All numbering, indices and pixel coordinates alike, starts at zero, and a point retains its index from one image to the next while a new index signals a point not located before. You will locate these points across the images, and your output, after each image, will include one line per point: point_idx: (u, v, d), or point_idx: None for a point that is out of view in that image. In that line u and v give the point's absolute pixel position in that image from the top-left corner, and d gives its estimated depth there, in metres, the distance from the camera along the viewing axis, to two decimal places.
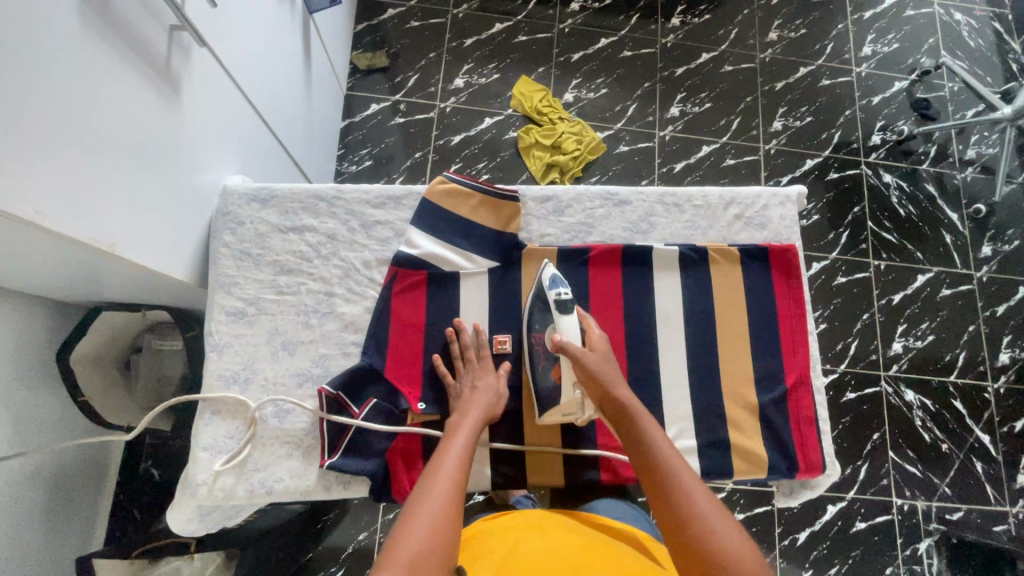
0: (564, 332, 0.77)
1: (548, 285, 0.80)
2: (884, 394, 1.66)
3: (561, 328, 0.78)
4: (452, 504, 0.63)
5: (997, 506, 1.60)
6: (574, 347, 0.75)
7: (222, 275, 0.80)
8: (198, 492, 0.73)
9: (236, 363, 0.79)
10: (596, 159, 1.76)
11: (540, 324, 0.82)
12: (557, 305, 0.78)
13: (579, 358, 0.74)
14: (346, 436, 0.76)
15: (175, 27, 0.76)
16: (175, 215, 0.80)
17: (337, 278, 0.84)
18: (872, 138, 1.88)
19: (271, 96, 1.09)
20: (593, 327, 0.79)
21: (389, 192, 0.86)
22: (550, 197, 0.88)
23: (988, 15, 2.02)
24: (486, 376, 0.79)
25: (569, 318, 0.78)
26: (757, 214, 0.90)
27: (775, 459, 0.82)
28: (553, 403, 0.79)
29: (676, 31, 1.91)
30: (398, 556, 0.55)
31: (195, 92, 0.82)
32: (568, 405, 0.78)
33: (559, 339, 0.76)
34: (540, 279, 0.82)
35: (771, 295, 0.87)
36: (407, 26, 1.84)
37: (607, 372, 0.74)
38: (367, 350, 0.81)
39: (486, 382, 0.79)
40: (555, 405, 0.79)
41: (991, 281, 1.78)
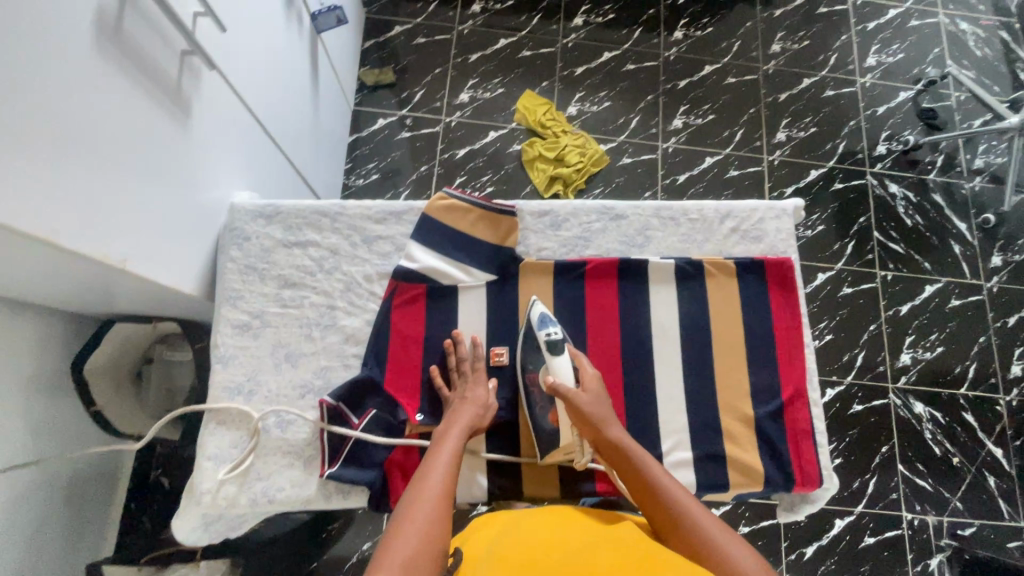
0: (557, 373, 0.79)
1: (537, 325, 0.82)
2: (893, 406, 1.64)
3: (554, 367, 0.79)
4: (440, 510, 0.64)
5: (1011, 521, 1.57)
6: (569, 390, 0.77)
7: (228, 288, 0.83)
8: (202, 500, 0.75)
9: (240, 374, 0.81)
10: (599, 171, 1.78)
11: (534, 365, 0.83)
12: (549, 346, 0.80)
13: (575, 403, 0.76)
14: (345, 447, 0.78)
15: (186, 51, 0.79)
16: (181, 231, 0.83)
17: (339, 291, 0.86)
18: (877, 149, 1.88)
19: (279, 113, 1.12)
20: (585, 364, 0.81)
21: (390, 208, 0.88)
22: (547, 212, 0.90)
23: (995, 24, 2.02)
24: (477, 389, 0.80)
25: (561, 358, 0.80)
26: (752, 227, 0.91)
27: (772, 472, 0.82)
28: (554, 445, 0.80)
29: (678, 44, 1.93)
30: (392, 561, 0.57)
31: (205, 112, 0.85)
32: (569, 448, 0.79)
33: (553, 381, 0.78)
34: (529, 319, 0.84)
35: (767, 307, 0.88)
36: (414, 42, 1.88)
37: (601, 413, 0.76)
38: (367, 362, 0.82)
39: (477, 393, 0.80)
40: (556, 448, 0.80)
41: (1001, 292, 1.76)
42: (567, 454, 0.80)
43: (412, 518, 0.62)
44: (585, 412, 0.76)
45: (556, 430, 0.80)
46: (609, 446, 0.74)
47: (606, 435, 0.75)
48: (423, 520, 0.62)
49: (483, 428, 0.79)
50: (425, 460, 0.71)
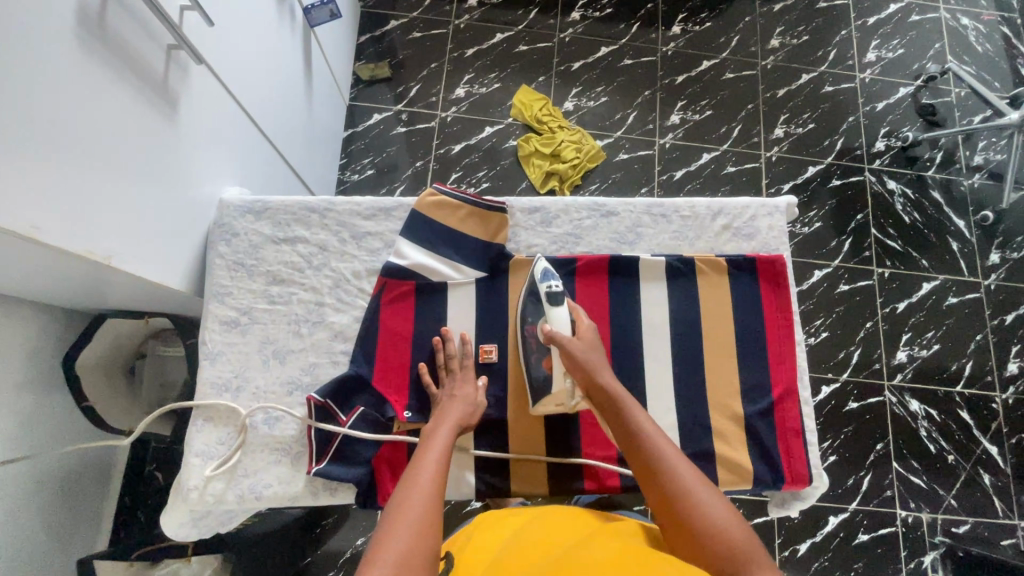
0: (554, 322, 0.79)
1: (539, 277, 0.83)
2: (888, 404, 1.64)
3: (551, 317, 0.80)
4: (431, 507, 0.63)
5: (1005, 520, 1.57)
6: (563, 337, 0.77)
7: (216, 284, 0.82)
8: (189, 497, 0.74)
9: (228, 370, 0.81)
10: (595, 167, 1.77)
11: (534, 316, 0.84)
12: (549, 298, 0.80)
13: (567, 348, 0.76)
14: (333, 444, 0.78)
15: (172, 46, 0.79)
16: (169, 227, 0.82)
17: (327, 287, 0.86)
18: (876, 145, 1.87)
19: (271, 108, 1.12)
20: (582, 319, 0.81)
21: (379, 204, 0.88)
22: (537, 208, 0.89)
23: (996, 20, 2.00)
24: (465, 387, 0.80)
25: (560, 309, 0.80)
26: (744, 224, 0.90)
27: (761, 470, 0.82)
28: (545, 393, 0.80)
29: (676, 39, 1.91)
30: (384, 558, 0.56)
31: (193, 107, 0.84)
32: (558, 394, 0.79)
33: (549, 329, 0.78)
34: (533, 273, 0.85)
35: (759, 305, 0.87)
36: (410, 36, 1.87)
37: (593, 360, 0.76)
38: (355, 359, 0.82)
39: (465, 391, 0.80)
40: (546, 395, 0.80)
41: (999, 289, 1.75)
42: (557, 402, 0.80)
43: (402, 518, 0.61)
44: (577, 358, 0.76)
45: (548, 377, 0.81)
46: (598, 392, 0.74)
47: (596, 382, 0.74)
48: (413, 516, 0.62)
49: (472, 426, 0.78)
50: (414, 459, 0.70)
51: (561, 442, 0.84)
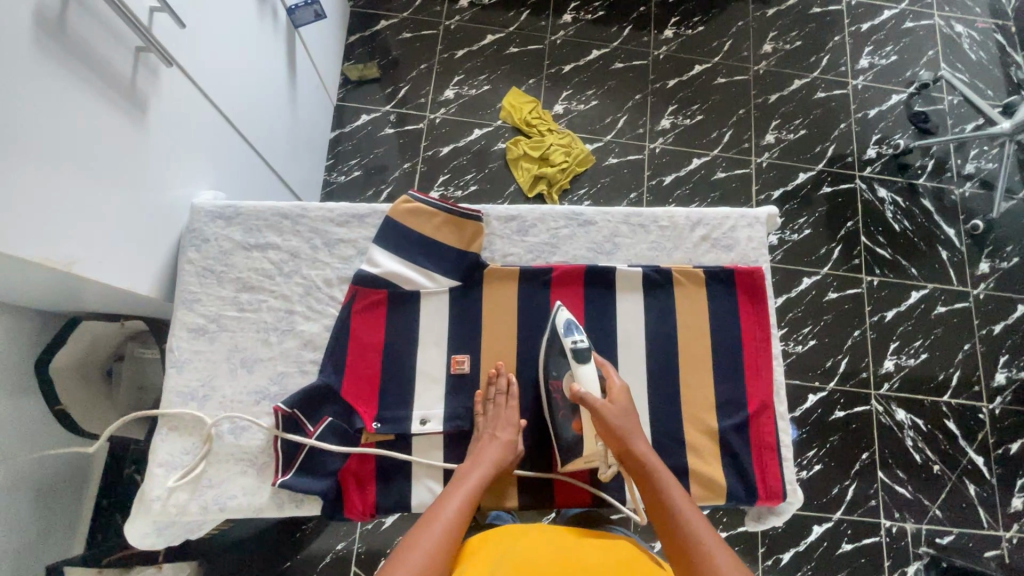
0: (583, 381, 0.76)
1: (562, 330, 0.80)
2: (875, 413, 1.63)
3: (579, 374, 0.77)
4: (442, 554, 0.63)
5: (990, 531, 1.56)
6: (593, 400, 0.74)
7: (184, 291, 0.81)
8: (151, 508, 0.73)
9: (194, 379, 0.79)
10: (585, 171, 1.75)
11: (557, 370, 0.81)
12: (576, 354, 0.77)
13: (598, 412, 0.74)
14: (300, 454, 0.77)
15: (141, 48, 0.77)
16: (137, 232, 0.81)
17: (298, 295, 0.84)
18: (867, 152, 1.86)
19: (251, 110, 1.10)
20: (612, 376, 0.79)
21: (352, 211, 0.87)
22: (514, 217, 0.88)
23: (991, 27, 1.99)
24: (506, 428, 0.78)
25: (587, 366, 0.77)
26: (723, 236, 0.89)
27: (735, 486, 0.81)
28: (576, 453, 0.79)
29: (668, 43, 1.90)
30: None
31: (164, 109, 0.83)
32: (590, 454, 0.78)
33: (577, 389, 0.75)
34: (554, 325, 0.81)
35: (736, 318, 0.86)
36: (400, 37, 1.85)
37: (625, 426, 0.74)
38: (324, 369, 0.81)
39: (505, 434, 0.77)
40: (577, 456, 0.78)
41: (988, 299, 1.74)
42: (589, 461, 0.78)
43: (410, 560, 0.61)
44: (607, 422, 0.74)
45: (578, 439, 0.79)
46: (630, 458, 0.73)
47: (627, 447, 0.73)
48: (426, 555, 0.62)
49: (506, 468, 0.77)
50: (444, 493, 0.71)
51: (535, 455, 0.84)
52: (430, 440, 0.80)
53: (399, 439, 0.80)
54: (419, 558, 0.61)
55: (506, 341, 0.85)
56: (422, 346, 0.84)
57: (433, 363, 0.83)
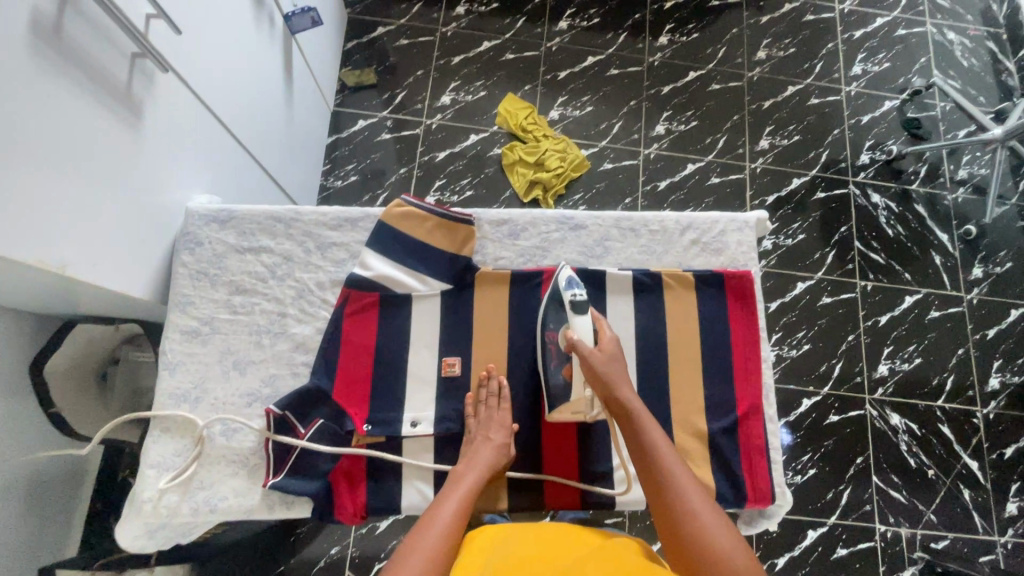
0: (577, 330, 0.77)
1: (562, 284, 0.81)
2: (869, 417, 1.64)
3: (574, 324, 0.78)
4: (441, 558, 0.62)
5: (985, 536, 1.56)
6: (585, 347, 0.75)
7: (178, 294, 0.82)
8: (142, 509, 0.74)
9: (187, 381, 0.80)
10: (580, 176, 1.77)
11: (554, 323, 0.82)
12: (573, 306, 0.78)
13: (588, 358, 0.74)
14: (291, 455, 0.77)
15: (137, 54, 0.79)
16: (132, 235, 0.82)
17: (291, 298, 0.85)
18: (861, 158, 1.87)
19: (248, 116, 1.12)
20: (605, 328, 0.79)
21: (346, 214, 0.87)
22: (505, 221, 0.89)
23: (983, 35, 2.01)
24: (500, 431, 0.78)
25: (583, 317, 0.78)
26: (713, 239, 0.90)
27: (724, 488, 0.81)
28: (563, 400, 0.79)
29: (663, 50, 1.92)
30: None
31: (160, 114, 0.84)
32: (577, 403, 0.78)
33: (572, 336, 0.76)
34: (556, 281, 0.83)
35: (726, 321, 0.87)
36: (398, 43, 1.87)
37: (614, 375, 0.74)
38: (316, 371, 0.81)
39: (498, 435, 0.78)
40: (564, 403, 0.79)
41: (981, 304, 1.75)
42: (574, 409, 0.79)
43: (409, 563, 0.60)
44: (597, 369, 0.74)
45: (567, 385, 0.79)
46: (616, 406, 0.73)
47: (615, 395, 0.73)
48: (425, 557, 0.61)
49: (498, 471, 0.77)
50: (439, 497, 0.70)
51: (526, 456, 0.83)
52: (421, 443, 0.81)
53: (390, 441, 0.80)
54: (419, 561, 0.61)
55: (497, 344, 0.85)
56: (414, 348, 0.84)
57: (424, 365, 0.84)
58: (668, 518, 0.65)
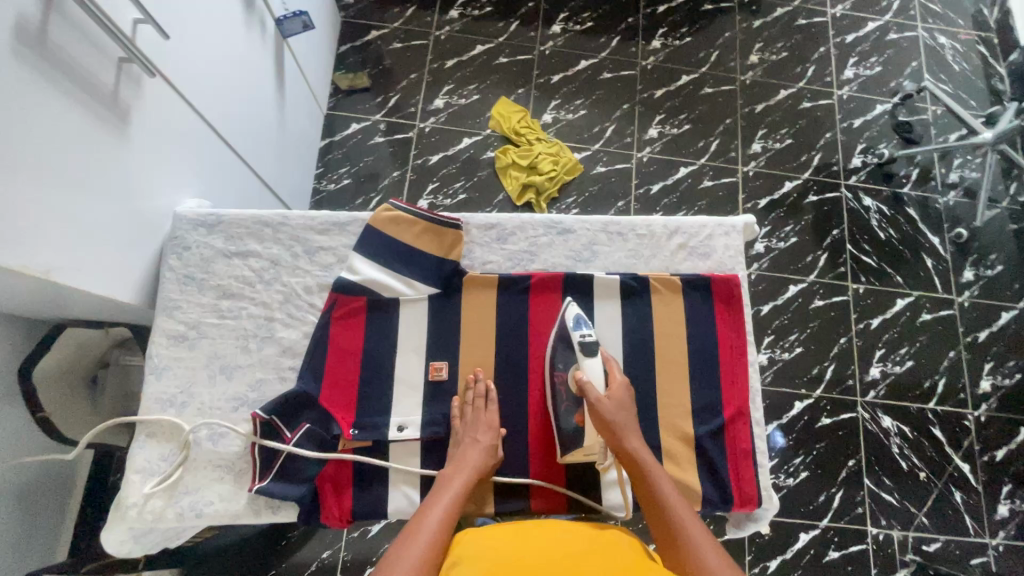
0: (587, 373, 0.78)
1: (571, 324, 0.81)
2: (861, 420, 1.64)
3: (584, 367, 0.79)
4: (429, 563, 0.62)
5: (976, 538, 1.57)
6: (594, 393, 0.76)
7: (165, 298, 0.82)
8: (127, 514, 0.74)
9: (173, 386, 0.80)
10: (573, 179, 1.77)
11: (562, 363, 0.82)
12: (582, 347, 0.80)
13: (597, 406, 0.76)
14: (277, 460, 0.77)
15: (123, 59, 0.79)
16: (117, 240, 0.82)
17: (278, 303, 0.85)
18: (853, 161, 1.88)
19: (238, 122, 1.12)
20: (614, 370, 0.80)
21: (334, 219, 0.88)
22: (493, 225, 0.90)
23: (973, 39, 2.02)
24: (486, 433, 0.78)
25: (593, 360, 0.79)
26: (700, 244, 0.91)
27: (709, 492, 0.82)
28: (576, 445, 0.79)
29: (656, 54, 1.93)
30: None
31: (147, 118, 0.84)
32: (590, 448, 0.78)
33: (581, 380, 0.78)
34: (563, 318, 0.84)
35: (713, 325, 0.87)
36: (391, 47, 1.88)
37: (621, 421, 0.76)
38: (302, 376, 0.81)
39: (484, 437, 0.77)
40: (576, 448, 0.79)
41: (973, 306, 1.76)
42: (588, 455, 0.79)
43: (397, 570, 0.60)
44: (606, 417, 0.75)
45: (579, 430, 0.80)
46: (626, 454, 0.74)
47: (623, 443, 0.74)
48: (414, 563, 0.61)
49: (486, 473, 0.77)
50: (426, 502, 0.70)
51: (512, 460, 0.83)
52: (408, 447, 0.81)
53: (376, 446, 0.80)
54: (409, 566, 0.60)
55: (485, 348, 0.85)
56: (401, 352, 0.84)
57: (412, 370, 0.84)
58: (677, 565, 0.66)
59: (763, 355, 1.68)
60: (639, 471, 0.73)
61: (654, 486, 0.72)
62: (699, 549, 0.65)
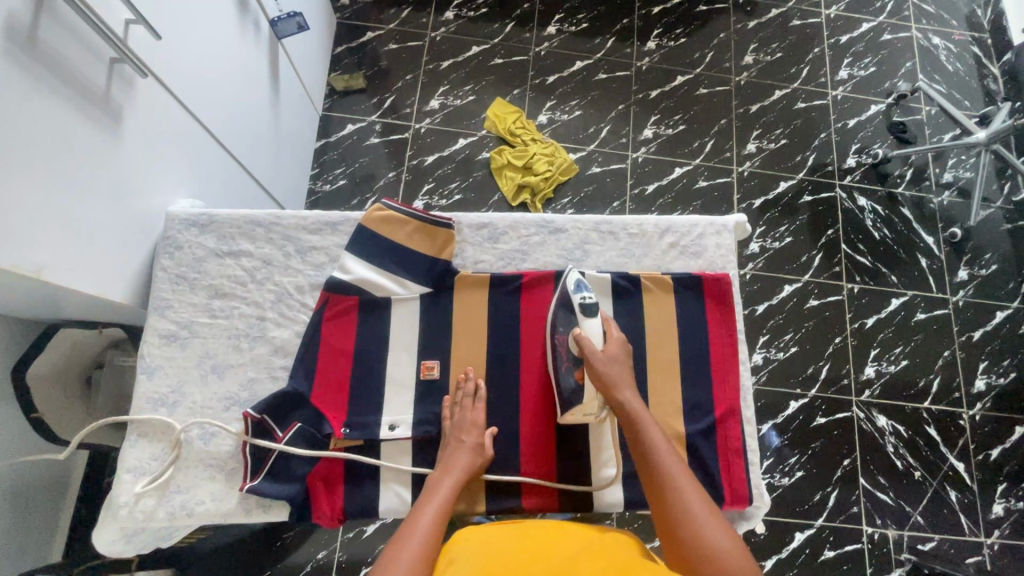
0: (587, 330, 0.81)
1: (571, 286, 0.83)
2: (856, 419, 1.65)
3: (583, 326, 0.81)
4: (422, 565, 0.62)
5: (971, 537, 1.57)
6: (592, 347, 0.79)
7: (158, 298, 0.83)
8: (118, 513, 0.74)
9: (165, 385, 0.80)
10: (568, 180, 1.78)
11: (563, 326, 0.83)
12: (582, 308, 0.81)
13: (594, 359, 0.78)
14: (268, 460, 0.77)
15: (115, 59, 0.79)
16: (110, 239, 0.82)
17: (270, 302, 0.85)
18: (847, 161, 1.89)
19: (232, 122, 1.12)
20: (613, 329, 0.82)
21: (325, 218, 0.88)
22: (485, 224, 0.90)
23: (967, 39, 2.03)
24: (473, 432, 0.78)
25: (593, 319, 0.81)
26: (692, 242, 0.91)
27: (702, 491, 0.82)
28: (574, 402, 0.80)
29: (651, 54, 1.93)
30: None
31: (139, 118, 0.85)
32: (587, 405, 0.79)
33: (581, 335, 0.80)
34: (564, 284, 0.84)
35: (704, 322, 0.88)
36: (387, 48, 1.88)
37: (617, 376, 0.78)
38: (294, 375, 0.81)
39: (471, 438, 0.78)
40: (576, 404, 0.80)
41: (967, 306, 1.76)
42: (585, 412, 0.80)
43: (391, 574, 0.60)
44: (601, 370, 0.78)
45: (579, 387, 0.80)
46: (619, 407, 0.76)
47: (618, 396, 0.76)
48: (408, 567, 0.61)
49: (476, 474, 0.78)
50: (417, 505, 0.70)
51: (504, 460, 0.83)
52: (399, 446, 0.81)
53: (368, 445, 0.81)
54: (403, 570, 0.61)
55: (476, 347, 0.86)
56: (393, 352, 0.85)
57: (403, 368, 0.84)
58: (664, 512, 0.68)
59: (758, 355, 1.68)
60: (632, 422, 0.75)
61: (645, 436, 0.74)
62: (684, 494, 0.69)
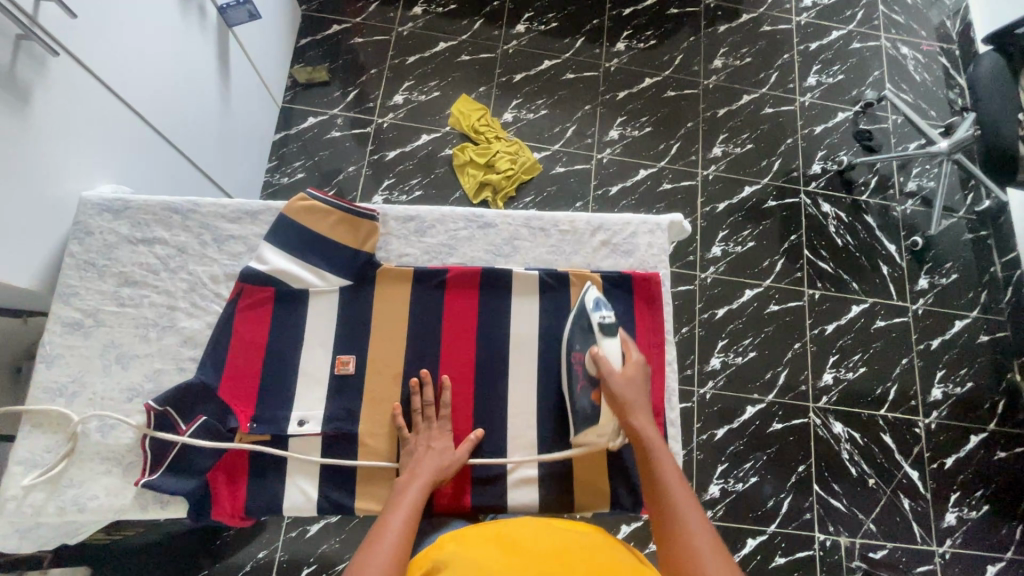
0: (604, 349, 0.78)
1: (590, 305, 0.82)
2: (812, 425, 1.64)
3: (601, 345, 0.79)
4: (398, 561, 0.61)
5: (924, 546, 1.57)
6: (609, 367, 0.76)
7: (63, 284, 0.81)
8: (4, 508, 0.72)
9: (65, 375, 0.79)
10: (531, 179, 1.76)
11: (580, 345, 0.82)
12: (600, 328, 0.79)
13: (608, 379, 0.75)
14: (168, 453, 0.76)
15: (22, 37, 0.76)
16: (18, 224, 0.79)
17: (182, 292, 0.84)
18: (813, 167, 1.89)
19: (173, 109, 1.10)
20: (632, 352, 0.79)
21: (246, 208, 0.87)
22: (412, 217, 0.89)
23: (936, 50, 2.04)
24: (440, 438, 0.78)
25: (612, 340, 0.79)
26: (623, 241, 0.90)
27: (621, 495, 0.83)
28: (588, 424, 0.80)
29: (620, 56, 1.92)
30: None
31: (52, 100, 0.82)
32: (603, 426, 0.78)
33: (597, 353, 0.77)
34: (583, 301, 0.83)
35: (631, 322, 0.86)
36: (352, 41, 1.86)
37: (632, 400, 0.74)
38: (203, 366, 0.80)
39: (441, 445, 0.77)
40: (589, 425, 0.79)
41: (926, 314, 1.77)
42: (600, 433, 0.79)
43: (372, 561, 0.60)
44: (615, 391, 0.74)
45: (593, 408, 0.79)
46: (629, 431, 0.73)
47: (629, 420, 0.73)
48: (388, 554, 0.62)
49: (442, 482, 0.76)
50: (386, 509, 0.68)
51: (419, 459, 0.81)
52: (309, 442, 0.79)
53: (277, 440, 0.79)
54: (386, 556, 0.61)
55: (394, 342, 0.84)
56: (308, 344, 0.83)
57: (318, 363, 0.82)
58: (666, 549, 0.64)
59: (715, 359, 1.67)
60: (643, 449, 0.71)
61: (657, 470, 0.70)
62: (688, 530, 0.64)
